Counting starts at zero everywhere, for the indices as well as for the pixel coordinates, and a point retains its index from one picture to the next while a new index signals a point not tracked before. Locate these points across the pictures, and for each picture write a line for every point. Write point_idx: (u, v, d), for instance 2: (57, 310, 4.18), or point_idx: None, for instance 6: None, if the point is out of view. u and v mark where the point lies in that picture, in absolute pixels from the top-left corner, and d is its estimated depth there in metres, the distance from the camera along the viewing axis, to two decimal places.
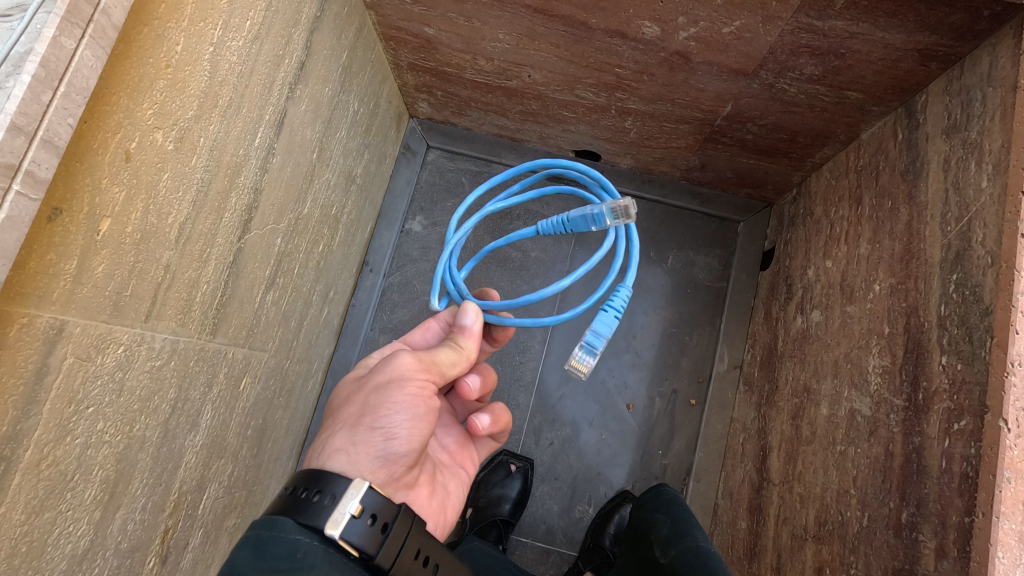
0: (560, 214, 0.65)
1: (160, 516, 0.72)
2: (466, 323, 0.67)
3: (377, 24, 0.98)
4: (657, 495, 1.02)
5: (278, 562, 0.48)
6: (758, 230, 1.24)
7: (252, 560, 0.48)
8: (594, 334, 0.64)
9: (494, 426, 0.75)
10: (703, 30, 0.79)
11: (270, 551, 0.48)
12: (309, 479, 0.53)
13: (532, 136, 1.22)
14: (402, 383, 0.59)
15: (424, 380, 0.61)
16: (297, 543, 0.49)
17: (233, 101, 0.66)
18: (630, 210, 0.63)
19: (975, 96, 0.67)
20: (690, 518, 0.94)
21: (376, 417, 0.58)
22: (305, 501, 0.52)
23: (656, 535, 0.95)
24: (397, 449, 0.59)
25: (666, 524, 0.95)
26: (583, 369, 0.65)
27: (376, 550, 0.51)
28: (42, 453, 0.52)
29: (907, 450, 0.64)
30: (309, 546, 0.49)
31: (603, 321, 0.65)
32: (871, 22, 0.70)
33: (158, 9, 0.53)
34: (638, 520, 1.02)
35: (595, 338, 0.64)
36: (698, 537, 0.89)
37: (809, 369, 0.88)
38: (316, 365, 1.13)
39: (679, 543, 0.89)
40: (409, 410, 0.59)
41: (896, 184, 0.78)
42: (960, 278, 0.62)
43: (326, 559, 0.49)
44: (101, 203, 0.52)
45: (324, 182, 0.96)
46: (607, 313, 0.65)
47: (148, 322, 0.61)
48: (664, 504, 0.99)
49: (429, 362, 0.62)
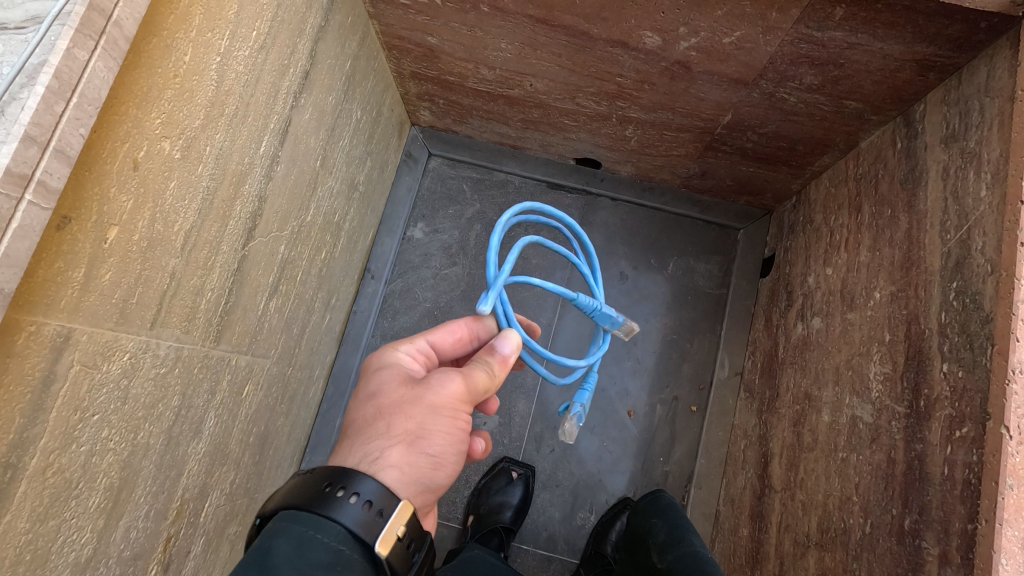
0: (595, 304, 0.70)
1: (163, 523, 0.72)
2: (504, 350, 0.64)
3: (380, 33, 0.99)
4: (653, 500, 1.03)
5: (318, 568, 0.46)
6: (758, 237, 1.25)
7: (290, 562, 0.46)
8: (581, 409, 0.75)
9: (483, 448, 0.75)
10: (704, 40, 0.80)
11: (309, 555, 0.47)
12: (345, 477, 0.51)
13: (533, 144, 1.23)
14: (455, 414, 0.60)
15: (465, 412, 0.61)
16: (335, 550, 0.48)
17: (239, 110, 0.66)
18: (633, 330, 0.76)
19: (973, 106, 0.67)
20: (688, 523, 0.95)
21: (427, 442, 0.58)
22: (341, 501, 0.49)
23: (652, 541, 0.95)
24: (437, 468, 0.59)
25: (663, 529, 0.96)
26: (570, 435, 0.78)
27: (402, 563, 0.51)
28: (48, 460, 0.52)
29: (909, 456, 0.64)
30: (348, 555, 0.48)
31: (584, 395, 0.75)
32: (870, 33, 0.71)
33: (168, 20, 0.54)
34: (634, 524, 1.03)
35: (580, 410, 0.75)
36: (695, 542, 0.89)
37: (810, 376, 0.89)
38: (317, 372, 1.13)
39: (677, 547, 0.90)
40: (449, 441, 0.60)
41: (895, 193, 0.79)
42: (960, 286, 0.62)
43: (360, 567, 0.49)
44: (109, 212, 0.52)
45: (327, 189, 0.96)
46: (586, 392, 0.74)
47: (153, 329, 0.62)
48: (660, 509, 1.00)
49: (474, 392, 0.61)
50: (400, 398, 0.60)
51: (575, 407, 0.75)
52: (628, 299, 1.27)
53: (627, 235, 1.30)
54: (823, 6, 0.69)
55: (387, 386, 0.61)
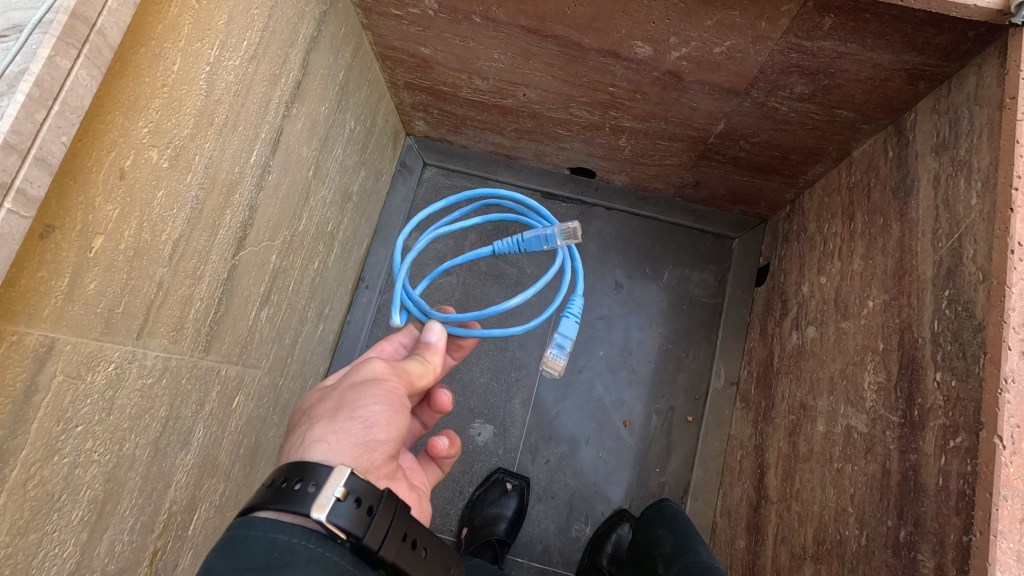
0: (515, 237, 0.71)
1: (149, 536, 0.71)
2: (431, 339, 0.67)
3: (374, 44, 0.99)
4: (660, 511, 1.02)
5: (256, 559, 0.44)
6: (753, 246, 1.25)
7: (227, 561, 0.45)
8: (562, 338, 0.71)
9: (450, 449, 0.74)
10: (694, 50, 0.80)
11: (247, 548, 0.45)
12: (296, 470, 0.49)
13: (528, 153, 1.23)
14: (380, 380, 0.59)
15: (400, 382, 0.61)
16: (275, 540, 0.46)
17: (229, 119, 0.66)
18: (577, 231, 0.70)
19: (963, 115, 0.67)
20: (694, 533, 0.94)
21: (353, 406, 0.56)
22: (290, 493, 0.48)
23: (658, 551, 0.94)
24: (377, 437, 0.56)
25: (669, 539, 0.95)
26: (555, 367, 0.73)
27: (363, 532, 0.48)
28: (29, 473, 0.51)
29: (904, 467, 0.63)
30: (290, 542, 0.46)
31: (567, 325, 0.71)
32: (859, 42, 0.71)
33: (156, 29, 0.54)
34: (639, 534, 1.02)
35: (562, 341, 0.71)
36: (701, 553, 0.89)
37: (805, 386, 0.88)
38: (311, 383, 1.12)
39: (682, 558, 0.89)
40: (386, 401, 0.58)
41: (888, 201, 0.78)
42: (953, 294, 0.62)
43: (309, 554, 0.45)
44: (95, 221, 0.52)
45: (320, 199, 0.96)
46: (568, 318, 0.71)
47: (140, 339, 0.61)
48: (666, 519, 1.00)
49: (401, 369, 0.62)
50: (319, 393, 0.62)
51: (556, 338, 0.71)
52: (624, 308, 1.27)
53: (623, 244, 1.30)
54: (812, 15, 0.70)
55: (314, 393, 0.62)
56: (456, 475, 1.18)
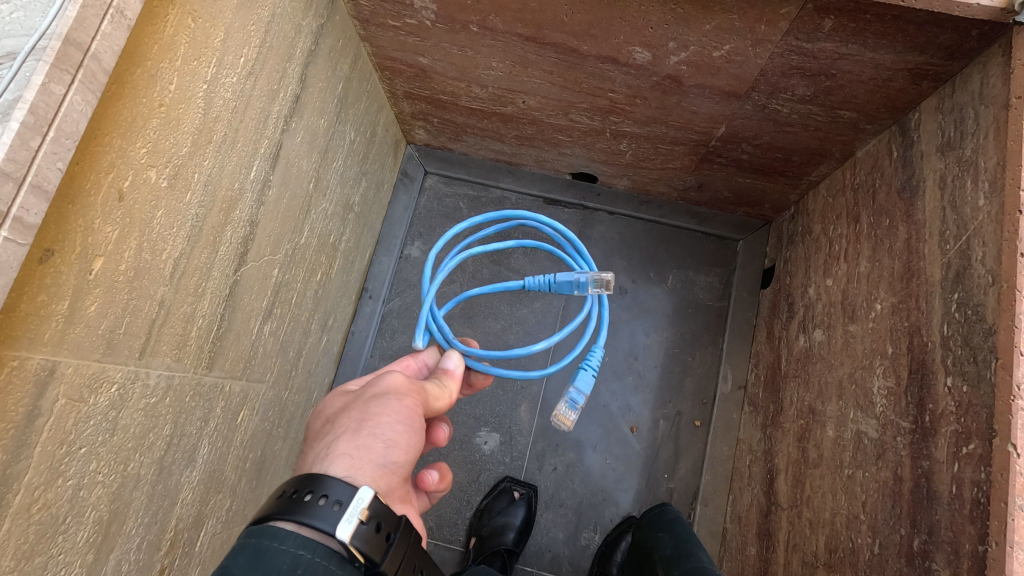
0: (548, 276, 0.67)
1: (156, 555, 0.71)
2: (449, 366, 0.66)
3: (372, 55, 0.99)
4: (660, 514, 1.03)
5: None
6: (758, 248, 1.24)
7: (246, 573, 0.42)
8: (576, 391, 0.67)
9: (442, 483, 0.70)
10: (693, 54, 0.79)
11: (268, 562, 0.43)
12: (313, 482, 0.48)
13: (528, 159, 1.23)
14: (401, 396, 0.58)
15: (418, 399, 0.59)
16: (299, 557, 0.44)
17: (227, 136, 0.66)
18: (611, 283, 0.66)
19: (968, 114, 0.67)
20: (693, 537, 0.95)
21: (377, 423, 0.55)
22: (300, 504, 0.46)
23: (659, 555, 0.94)
24: (396, 459, 0.55)
25: (669, 544, 0.96)
26: (566, 423, 0.68)
27: (380, 558, 0.47)
28: (33, 496, 0.51)
29: (916, 474, 0.62)
30: (312, 563, 0.44)
31: (583, 378, 0.67)
32: (860, 43, 0.70)
33: (151, 50, 0.54)
34: (640, 539, 1.03)
35: (576, 394, 0.68)
36: (703, 558, 0.89)
37: (813, 390, 0.87)
38: (316, 394, 1.12)
39: (683, 563, 0.89)
40: (407, 421, 0.57)
41: (893, 203, 0.77)
42: (962, 297, 0.61)
43: None
44: (94, 243, 0.52)
45: (321, 211, 0.96)
46: (586, 371, 0.67)
47: (142, 359, 0.61)
48: (666, 523, 1.00)
49: (420, 387, 0.61)
50: (339, 402, 0.60)
51: (570, 390, 0.68)
52: (629, 313, 1.26)
53: (626, 249, 1.29)
54: (811, 17, 0.69)
55: (333, 401, 0.61)
56: (463, 484, 1.18)
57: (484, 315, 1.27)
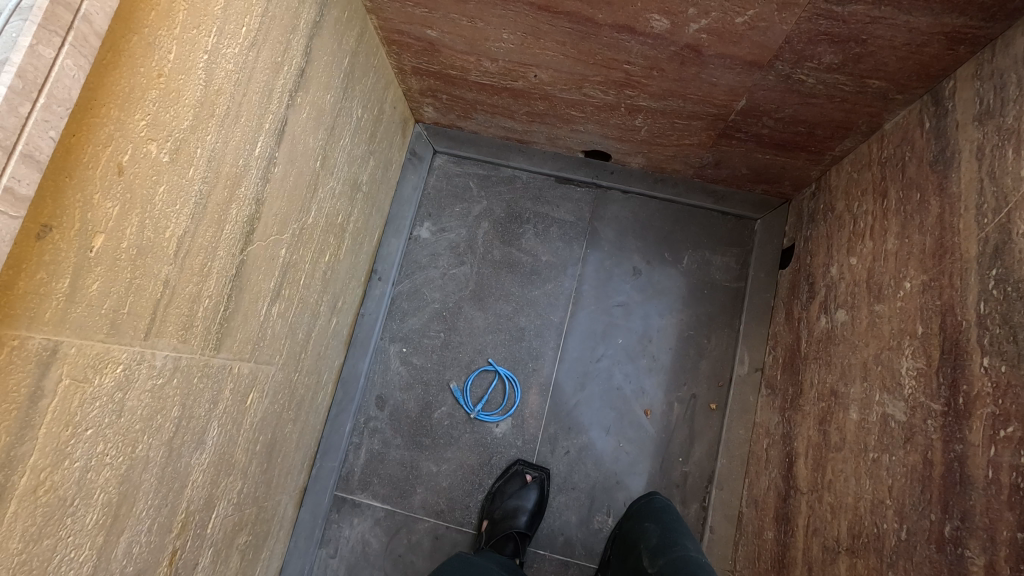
0: None
1: (168, 536, 0.71)
2: None
3: (379, 28, 0.96)
4: (648, 502, 1.08)
5: None
6: (777, 227, 1.20)
7: None
8: None
9: None
10: (714, 21, 0.76)
11: None
12: None
13: (540, 138, 1.20)
14: None
15: None
16: None
17: (230, 110, 0.64)
18: None
19: (1010, 79, 0.63)
20: (678, 527, 1.01)
21: None
22: None
23: (645, 544, 1.00)
24: None
25: (655, 533, 1.01)
26: None
27: None
28: (39, 479, 0.50)
29: (948, 458, 0.60)
30: None
31: None
32: (894, 5, 0.66)
33: (149, 16, 0.51)
34: (627, 528, 1.07)
35: None
36: (688, 547, 0.96)
37: (835, 371, 0.84)
38: (326, 377, 1.10)
39: (668, 554, 0.95)
40: None
41: (925, 176, 0.74)
42: (1001, 273, 0.58)
43: None
44: (94, 219, 0.50)
45: (328, 190, 0.94)
46: None
47: (148, 340, 0.60)
48: (653, 512, 1.06)
49: None
50: None
51: None
52: (642, 295, 1.23)
53: (640, 230, 1.26)
54: None
55: None
56: (475, 467, 1.18)
57: (496, 298, 1.25)
